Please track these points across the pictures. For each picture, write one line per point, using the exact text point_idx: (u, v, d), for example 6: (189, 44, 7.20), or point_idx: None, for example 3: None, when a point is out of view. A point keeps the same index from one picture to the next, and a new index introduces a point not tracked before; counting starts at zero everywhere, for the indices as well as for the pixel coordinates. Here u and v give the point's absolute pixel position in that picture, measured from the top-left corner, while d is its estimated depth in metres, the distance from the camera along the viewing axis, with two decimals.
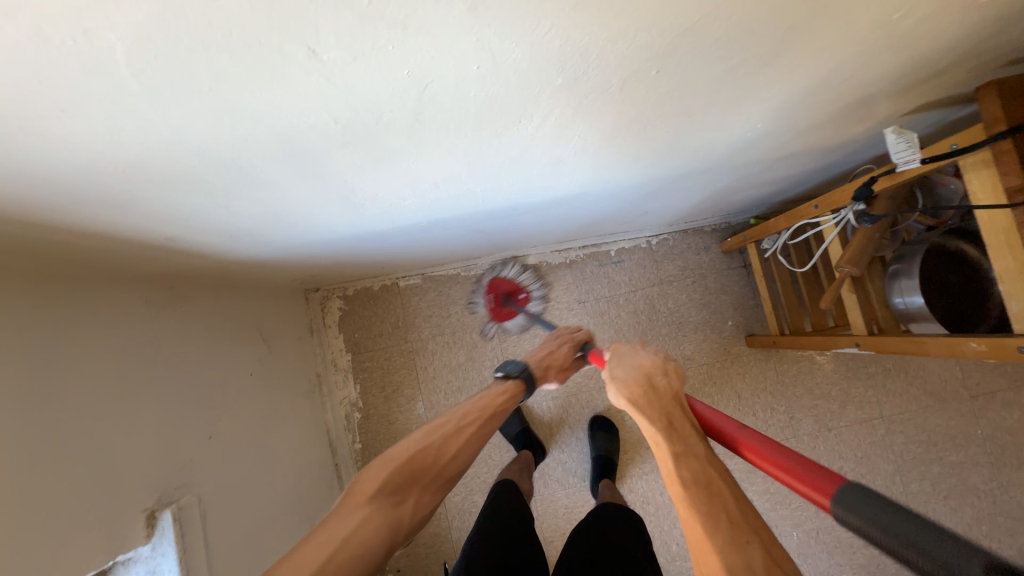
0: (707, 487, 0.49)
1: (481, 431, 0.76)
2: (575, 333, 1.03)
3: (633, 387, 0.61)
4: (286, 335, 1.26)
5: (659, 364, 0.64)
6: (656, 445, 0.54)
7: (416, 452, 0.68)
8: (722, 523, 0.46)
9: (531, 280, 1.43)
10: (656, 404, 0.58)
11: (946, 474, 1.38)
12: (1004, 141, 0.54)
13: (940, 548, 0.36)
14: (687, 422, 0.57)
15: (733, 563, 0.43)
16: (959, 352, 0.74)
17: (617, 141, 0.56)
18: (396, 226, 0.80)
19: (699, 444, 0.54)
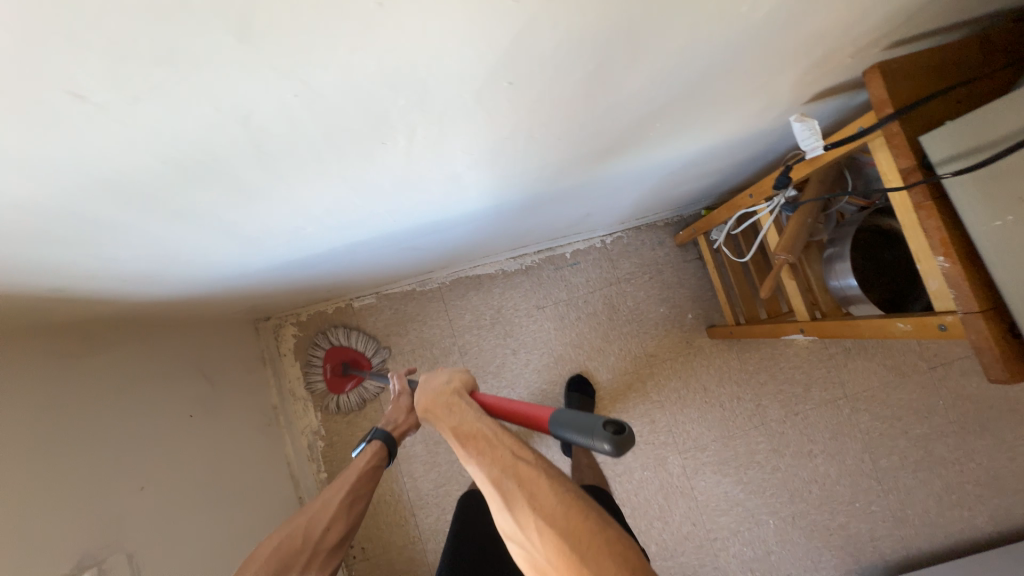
0: (476, 436, 0.58)
1: (353, 497, 0.84)
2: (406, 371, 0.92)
3: (423, 393, 0.69)
4: (235, 369, 1.22)
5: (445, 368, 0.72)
6: (440, 425, 0.63)
7: (284, 540, 0.75)
8: (485, 456, 0.55)
9: (370, 345, 1.39)
10: (437, 397, 0.67)
11: (913, 447, 1.39)
12: (893, 123, 0.53)
13: (588, 422, 0.50)
14: (464, 395, 0.66)
15: (494, 478, 0.53)
16: (890, 333, 0.74)
17: (510, 151, 0.55)
18: (316, 253, 0.78)
19: (469, 407, 0.63)
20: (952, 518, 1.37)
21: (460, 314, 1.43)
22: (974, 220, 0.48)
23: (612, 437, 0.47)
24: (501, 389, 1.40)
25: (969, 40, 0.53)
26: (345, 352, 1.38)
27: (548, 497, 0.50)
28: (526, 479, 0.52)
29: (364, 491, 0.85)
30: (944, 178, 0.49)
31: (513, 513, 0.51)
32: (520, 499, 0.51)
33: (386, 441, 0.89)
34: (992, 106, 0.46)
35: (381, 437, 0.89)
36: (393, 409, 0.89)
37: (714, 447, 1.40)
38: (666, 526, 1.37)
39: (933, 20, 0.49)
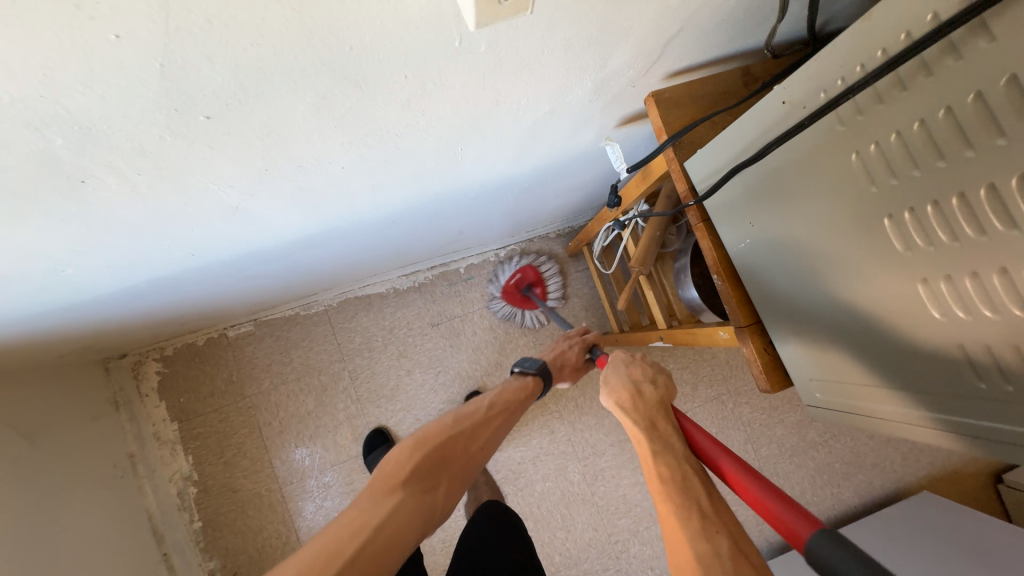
0: (684, 481, 0.49)
1: (506, 422, 0.78)
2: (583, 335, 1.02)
3: (620, 390, 0.61)
4: (71, 420, 1.07)
5: (646, 368, 0.64)
6: (637, 438, 0.54)
7: (446, 440, 0.70)
8: (696, 512, 0.46)
9: (554, 275, 1.43)
10: (641, 405, 0.58)
11: (788, 433, 1.51)
12: (669, 149, 0.56)
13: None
14: (671, 425, 0.56)
15: (703, 553, 0.43)
16: (716, 341, 0.79)
17: (290, 180, 0.51)
18: (120, 290, 0.69)
19: (679, 441, 0.54)
20: (824, 497, 1.50)
21: (349, 337, 1.37)
22: (731, 243, 0.53)
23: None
24: (397, 412, 1.35)
25: (733, 71, 0.57)
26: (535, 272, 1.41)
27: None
28: None
29: (511, 422, 0.80)
30: (704, 203, 0.54)
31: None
32: None
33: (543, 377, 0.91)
34: (727, 131, 0.49)
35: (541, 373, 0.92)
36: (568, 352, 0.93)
37: (611, 452, 1.43)
38: (568, 535, 1.38)
39: (692, 54, 0.52)
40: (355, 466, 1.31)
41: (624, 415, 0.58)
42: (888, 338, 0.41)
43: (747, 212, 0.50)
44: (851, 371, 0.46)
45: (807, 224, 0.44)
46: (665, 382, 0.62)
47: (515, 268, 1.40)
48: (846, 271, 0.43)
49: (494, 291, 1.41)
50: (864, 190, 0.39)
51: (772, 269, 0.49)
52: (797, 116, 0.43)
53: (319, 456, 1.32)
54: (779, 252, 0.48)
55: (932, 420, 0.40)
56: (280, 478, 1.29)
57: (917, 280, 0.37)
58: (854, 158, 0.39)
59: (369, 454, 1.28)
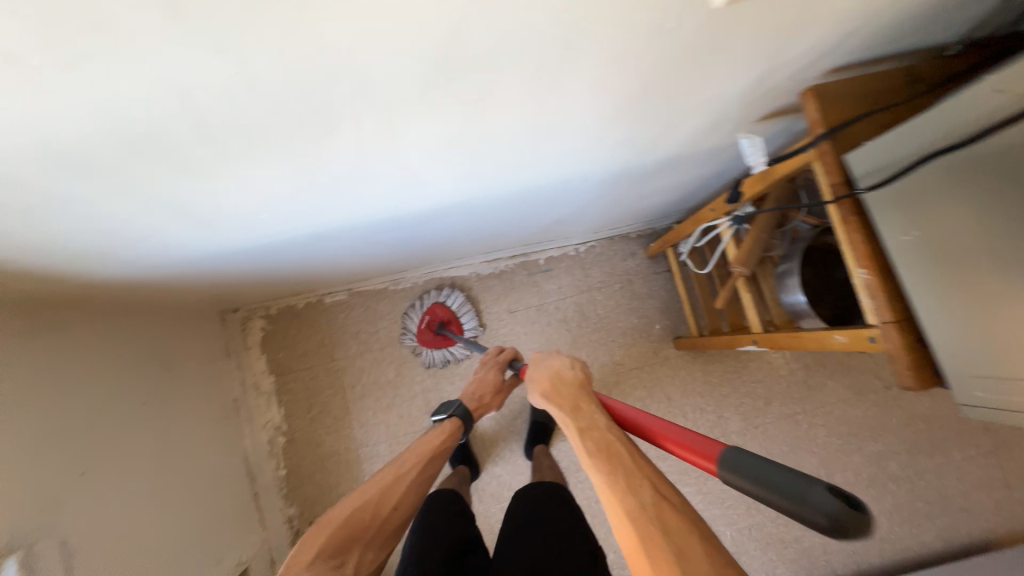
0: (609, 446, 0.59)
1: (422, 473, 0.86)
2: (500, 354, 1.17)
3: (547, 384, 0.76)
4: (195, 361, 1.19)
5: (565, 360, 0.80)
6: (566, 423, 0.66)
7: (355, 511, 0.74)
8: (621, 475, 0.55)
9: (465, 309, 1.42)
10: (564, 393, 0.72)
11: (866, 463, 1.43)
12: (823, 143, 0.57)
13: (800, 487, 0.43)
14: (591, 402, 0.69)
15: (633, 509, 0.51)
16: (829, 345, 0.77)
17: (464, 148, 0.56)
18: (278, 242, 0.78)
19: (601, 415, 0.66)
20: (901, 536, 1.41)
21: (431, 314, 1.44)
22: (887, 235, 0.52)
23: (836, 512, 0.39)
24: None
25: (896, 70, 0.58)
26: (443, 311, 1.40)
27: (696, 553, 0.47)
28: (670, 517, 0.50)
29: (432, 469, 0.87)
30: (862, 194, 0.53)
31: (648, 556, 0.47)
32: (658, 538, 0.48)
33: (464, 416, 1.05)
34: (911, 123, 0.48)
35: (461, 412, 1.04)
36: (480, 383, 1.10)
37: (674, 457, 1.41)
38: None
39: (861, 50, 0.54)
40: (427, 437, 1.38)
41: (554, 399, 0.72)
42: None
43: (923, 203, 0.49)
44: None
45: (1009, 211, 0.44)
46: (584, 371, 0.77)
47: (422, 311, 1.41)
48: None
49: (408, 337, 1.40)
50: None
51: (947, 261, 0.48)
52: (1016, 107, 0.41)
53: (394, 424, 1.39)
54: (961, 242, 0.47)
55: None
56: (358, 439, 1.38)
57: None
58: None
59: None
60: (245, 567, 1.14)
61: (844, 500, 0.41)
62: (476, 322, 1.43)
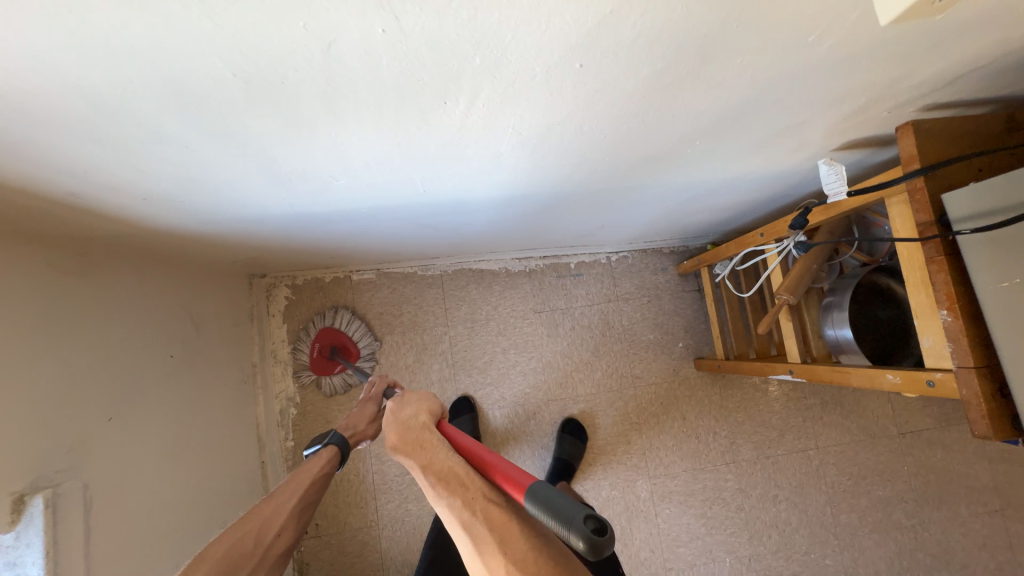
0: (447, 478, 0.59)
1: (303, 503, 0.84)
2: (373, 387, 1.04)
3: (393, 427, 0.69)
4: (221, 321, 1.19)
5: (416, 400, 0.73)
6: (410, 462, 0.64)
7: (237, 540, 0.72)
8: (457, 501, 0.57)
9: (361, 332, 1.38)
10: (407, 434, 0.67)
11: (873, 507, 1.42)
12: (917, 179, 0.56)
13: (569, 512, 0.45)
14: (434, 433, 0.66)
15: (466, 524, 0.56)
16: (879, 384, 0.77)
17: (556, 139, 0.56)
18: (335, 211, 0.77)
19: (441, 447, 0.63)
20: None
21: (457, 305, 1.43)
22: (983, 281, 0.50)
23: (590, 536, 0.43)
24: (485, 386, 1.40)
25: (996, 116, 0.57)
26: (339, 336, 1.37)
27: (516, 539, 0.55)
28: (495, 521, 0.56)
29: (313, 497, 0.87)
30: (957, 235, 0.52)
31: (484, 556, 0.54)
32: (490, 543, 0.55)
33: (341, 445, 0.96)
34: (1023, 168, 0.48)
35: (337, 440, 0.95)
36: (356, 414, 1.00)
37: (682, 477, 1.41)
38: (625, 549, 1.37)
39: (970, 91, 0.53)
40: None
41: (400, 449, 0.66)
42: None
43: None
44: None
45: None
46: (433, 405, 0.73)
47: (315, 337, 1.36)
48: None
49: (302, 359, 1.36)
50: None
51: None
52: None
53: None
54: None
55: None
56: None
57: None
58: None
59: (454, 419, 1.33)
60: None
61: (597, 524, 0.44)
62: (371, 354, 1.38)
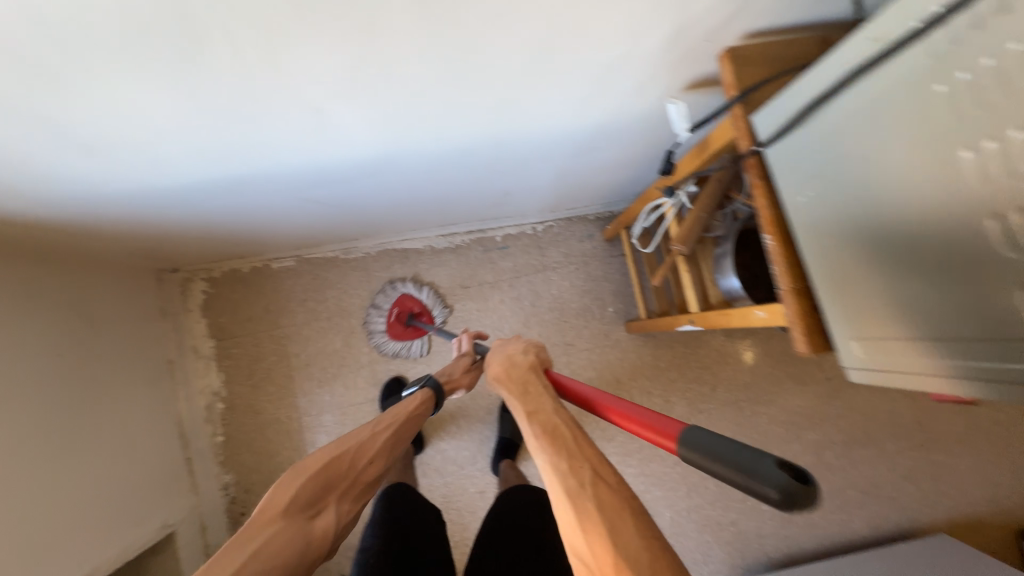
0: (555, 433, 0.57)
1: (395, 438, 0.80)
2: (461, 340, 1.09)
3: (502, 364, 0.76)
4: (125, 316, 1.15)
5: (522, 344, 0.81)
6: (516, 407, 0.65)
7: (331, 460, 0.70)
8: (566, 444, 0.55)
9: (432, 299, 1.40)
10: (515, 375, 0.72)
11: (804, 451, 1.47)
12: (736, 105, 0.57)
13: (748, 459, 0.42)
14: (548, 391, 0.66)
15: (569, 491, 0.50)
16: (751, 321, 0.79)
17: (371, 88, 0.55)
18: (197, 184, 0.76)
19: (551, 402, 0.63)
20: (832, 522, 1.45)
21: (383, 286, 1.41)
22: (788, 197, 0.54)
23: (783, 487, 0.39)
24: (417, 365, 1.40)
25: (814, 38, 0.58)
26: (411, 303, 1.39)
27: (630, 532, 0.46)
28: (606, 500, 0.49)
29: (405, 435, 0.83)
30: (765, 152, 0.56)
31: (584, 531, 0.47)
32: (596, 522, 0.47)
33: (436, 390, 0.95)
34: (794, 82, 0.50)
35: (433, 385, 0.94)
36: (454, 363, 1.02)
37: (619, 439, 1.43)
38: None
39: (774, 12, 0.53)
40: (371, 409, 1.37)
41: (505, 385, 0.72)
42: (941, 278, 0.42)
43: (808, 154, 0.50)
44: (896, 330, 0.48)
45: (879, 171, 0.45)
46: (540, 352, 0.79)
47: (390, 303, 1.38)
48: (905, 209, 0.43)
49: (378, 323, 1.37)
50: (943, 126, 0.39)
51: (833, 224, 0.50)
52: (884, 58, 0.42)
53: (339, 396, 1.37)
54: (845, 205, 0.48)
55: (958, 368, 0.43)
56: (300, 409, 1.36)
57: (985, 215, 0.38)
58: (941, 91, 0.39)
59: (386, 399, 1.34)
60: (170, 531, 1.13)
61: (794, 473, 0.40)
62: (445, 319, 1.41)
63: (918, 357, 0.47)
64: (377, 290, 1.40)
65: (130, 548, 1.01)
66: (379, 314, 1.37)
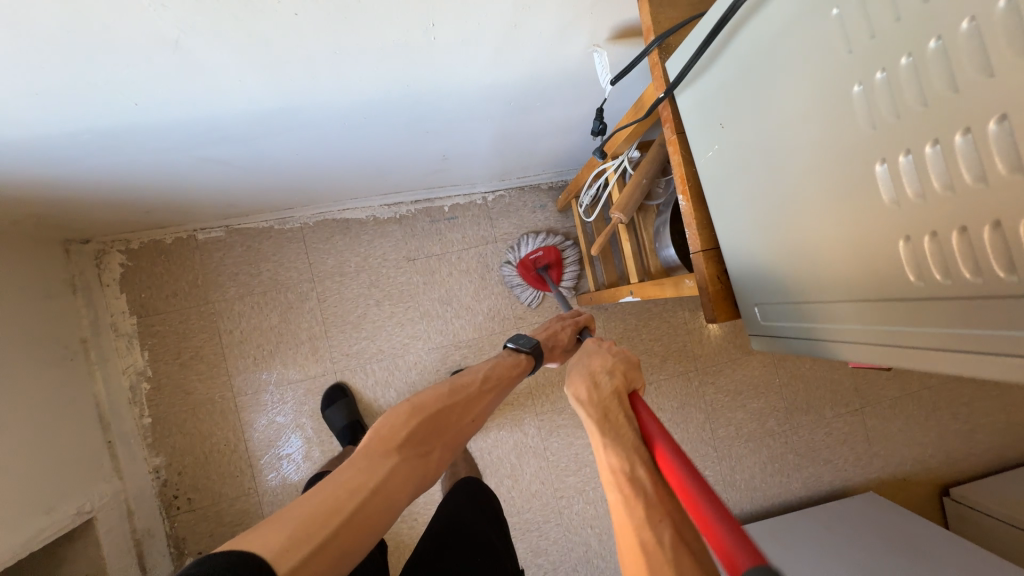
0: (636, 481, 0.48)
1: (493, 396, 0.87)
2: (575, 316, 1.07)
3: (583, 379, 0.60)
4: (25, 292, 1.05)
5: (607, 359, 0.63)
6: (591, 434, 0.54)
7: (441, 409, 0.78)
8: (641, 503, 0.46)
9: (573, 259, 1.37)
10: (597, 395, 0.57)
11: (748, 419, 1.51)
12: (654, 53, 0.55)
13: None
14: (629, 423, 0.54)
15: (648, 557, 0.42)
16: (681, 291, 0.78)
17: (238, 22, 0.49)
18: (69, 136, 0.68)
19: (633, 437, 0.52)
20: (771, 485, 1.51)
21: (322, 258, 1.33)
22: (700, 150, 0.55)
23: None
24: (361, 340, 1.35)
25: None
26: (557, 257, 1.35)
27: None
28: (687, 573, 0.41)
29: (501, 394, 0.89)
30: (678, 100, 0.55)
31: None
32: None
33: (535, 353, 0.97)
34: (702, 21, 0.48)
35: (535, 350, 0.96)
36: (555, 330, 1.02)
37: (569, 411, 1.44)
38: (515, 484, 1.41)
39: None
40: (312, 386, 1.32)
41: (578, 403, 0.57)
42: (839, 227, 0.42)
43: (729, 85, 0.48)
44: (801, 290, 0.49)
45: (784, 111, 0.43)
46: (629, 370, 0.62)
47: (539, 244, 1.35)
48: (810, 151, 0.42)
49: (510, 262, 1.37)
50: (838, 57, 0.37)
51: (744, 178, 0.50)
52: None
53: (276, 373, 1.31)
54: (755, 156, 0.48)
55: (858, 331, 0.44)
56: (235, 387, 1.29)
57: (876, 159, 0.37)
58: (836, 15, 0.36)
59: (329, 407, 1.28)
60: (89, 517, 1.07)
61: None
62: (571, 279, 1.38)
63: (822, 310, 0.48)
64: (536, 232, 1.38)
65: (35, 540, 0.94)
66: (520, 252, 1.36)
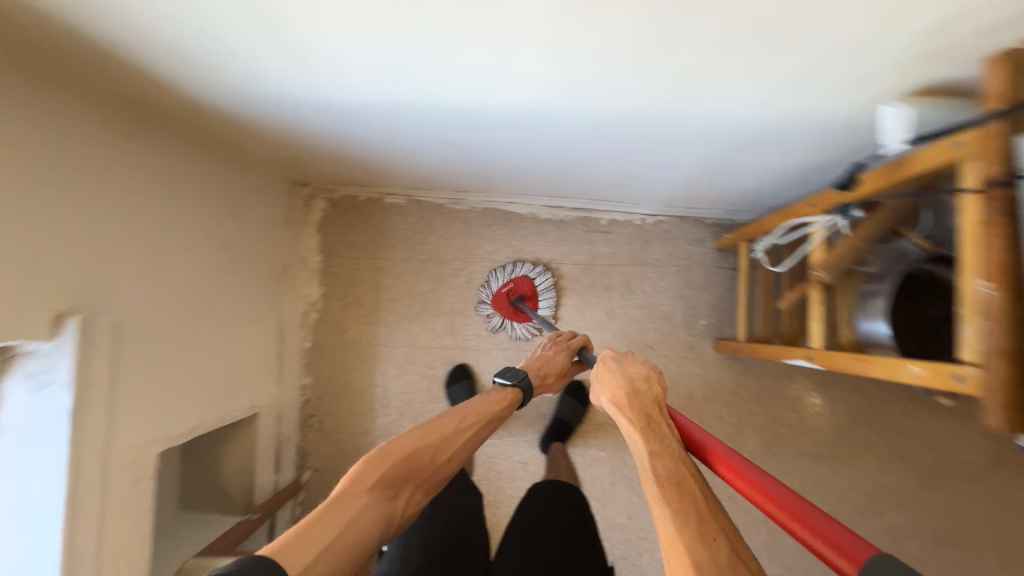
0: (684, 487, 0.52)
1: (476, 437, 0.87)
2: (571, 339, 1.09)
3: (622, 390, 0.68)
4: (261, 216, 1.27)
5: (641, 369, 0.71)
6: (636, 440, 0.59)
7: (415, 451, 0.77)
8: (693, 519, 0.49)
9: (547, 288, 1.38)
10: (637, 404, 0.64)
11: (883, 531, 1.30)
12: (993, 124, 0.50)
13: None
14: (666, 426, 0.62)
15: (702, 560, 0.45)
16: (901, 377, 0.68)
17: (564, 40, 0.54)
18: (357, 105, 0.80)
19: (674, 443, 0.59)
20: None
21: (480, 243, 1.43)
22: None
23: None
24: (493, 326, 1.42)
25: None
26: (527, 288, 1.38)
27: None
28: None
29: (484, 433, 0.89)
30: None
31: None
32: None
33: (526, 388, 0.99)
34: None
35: (524, 384, 0.98)
36: (546, 360, 1.04)
37: None
38: (601, 509, 1.39)
39: None
40: (441, 355, 1.43)
41: (622, 411, 0.64)
42: None
43: None
44: None
45: None
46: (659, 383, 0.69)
47: (506, 277, 1.38)
48: None
49: (484, 298, 1.40)
50: None
51: None
52: None
53: (415, 334, 1.44)
54: None
55: None
56: (379, 337, 1.44)
57: None
58: None
59: (451, 385, 1.37)
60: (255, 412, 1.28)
61: None
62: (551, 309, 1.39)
63: None
64: (503, 264, 1.42)
65: (225, 416, 1.14)
66: (495, 284, 1.39)
